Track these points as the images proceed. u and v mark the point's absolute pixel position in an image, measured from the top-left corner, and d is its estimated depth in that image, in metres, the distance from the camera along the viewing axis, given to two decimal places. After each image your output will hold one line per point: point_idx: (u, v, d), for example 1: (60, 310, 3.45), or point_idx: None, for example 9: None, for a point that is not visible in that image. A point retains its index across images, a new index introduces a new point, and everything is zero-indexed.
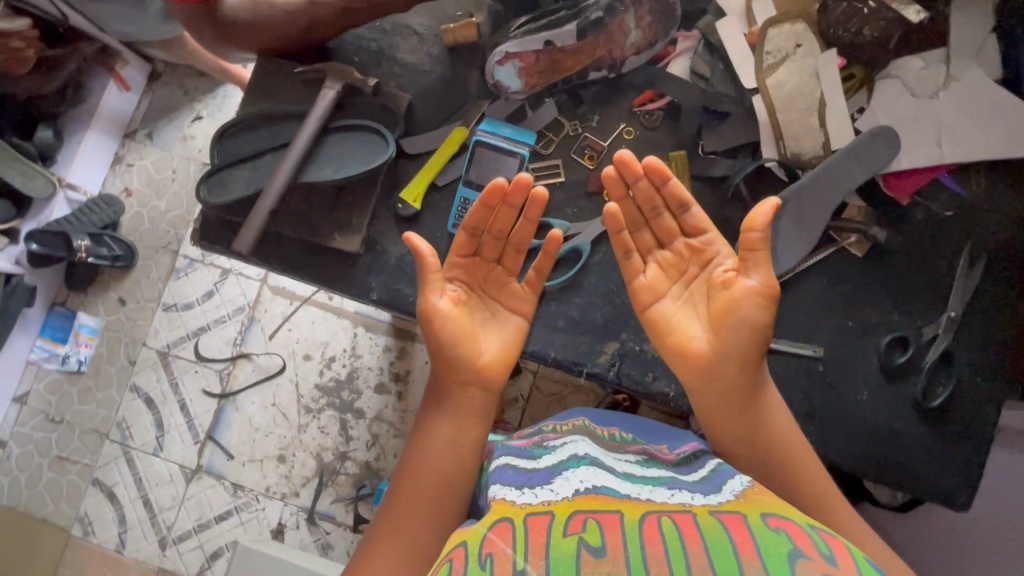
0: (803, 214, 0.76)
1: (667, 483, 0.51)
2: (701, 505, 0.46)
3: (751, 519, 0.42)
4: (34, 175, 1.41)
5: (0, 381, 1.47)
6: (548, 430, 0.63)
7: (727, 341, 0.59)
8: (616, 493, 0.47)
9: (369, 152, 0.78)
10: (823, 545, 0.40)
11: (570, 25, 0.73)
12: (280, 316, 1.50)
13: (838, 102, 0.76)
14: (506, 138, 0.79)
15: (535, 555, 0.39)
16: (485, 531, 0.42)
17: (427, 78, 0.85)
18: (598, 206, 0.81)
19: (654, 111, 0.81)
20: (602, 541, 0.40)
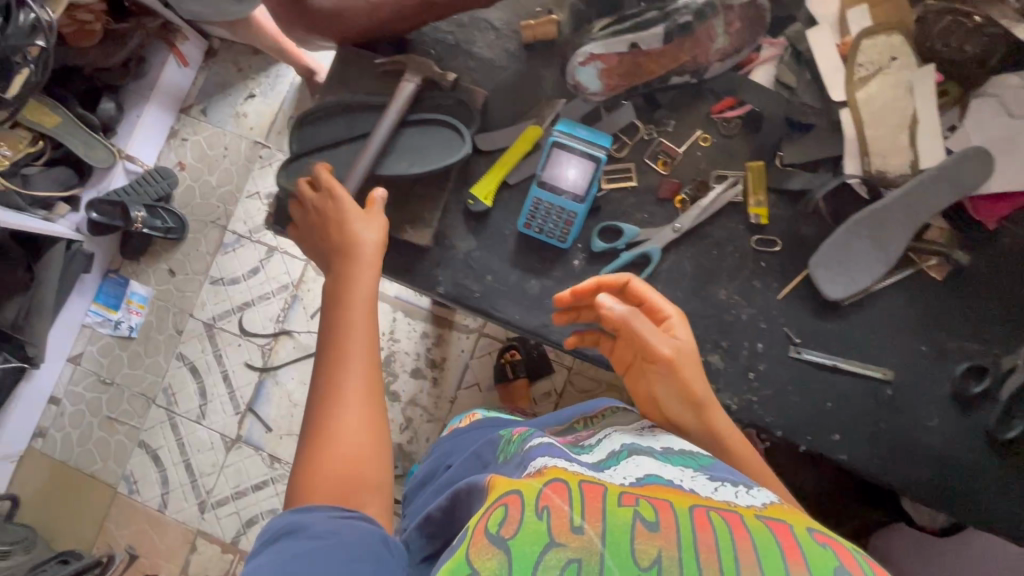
0: (883, 234, 0.74)
1: (708, 467, 0.49)
2: (747, 506, 0.41)
3: (799, 527, 0.38)
4: (97, 146, 1.42)
5: (56, 341, 1.52)
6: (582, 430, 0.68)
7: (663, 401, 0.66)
8: (663, 479, 0.45)
9: (445, 148, 0.78)
10: (866, 566, 0.35)
11: (659, 28, 0.72)
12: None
13: (931, 120, 0.73)
14: (584, 140, 0.78)
15: (592, 516, 0.38)
16: (543, 486, 0.40)
17: (502, 73, 0.85)
18: (670, 213, 0.81)
19: (732, 118, 0.80)
20: (657, 516, 0.38)
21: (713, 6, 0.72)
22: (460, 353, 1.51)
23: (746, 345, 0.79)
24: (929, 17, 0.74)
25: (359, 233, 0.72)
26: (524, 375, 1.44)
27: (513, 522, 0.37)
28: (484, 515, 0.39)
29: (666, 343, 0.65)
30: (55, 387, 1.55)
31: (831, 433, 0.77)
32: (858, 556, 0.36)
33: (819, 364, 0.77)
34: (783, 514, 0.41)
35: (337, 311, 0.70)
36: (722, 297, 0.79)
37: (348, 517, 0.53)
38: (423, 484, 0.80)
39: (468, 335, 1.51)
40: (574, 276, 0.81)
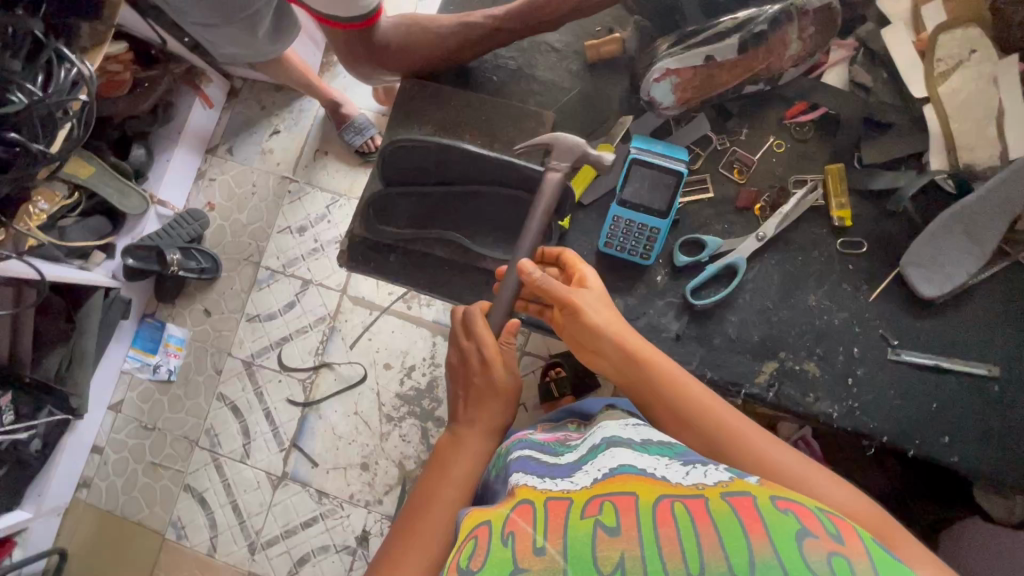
0: (976, 228, 0.73)
1: (680, 454, 0.50)
2: (714, 484, 0.43)
3: (761, 498, 0.40)
4: (130, 193, 1.40)
5: (98, 389, 1.49)
6: (572, 431, 0.72)
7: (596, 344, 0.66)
8: (635, 469, 0.47)
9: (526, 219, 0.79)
10: (828, 524, 0.37)
11: (732, 38, 0.72)
12: (360, 326, 1.52)
13: (1017, 110, 0.73)
14: (659, 155, 0.76)
15: (555, 534, 0.40)
16: (510, 514, 0.45)
17: (567, 94, 0.85)
18: (750, 222, 0.80)
19: (806, 123, 0.80)
20: (617, 521, 0.40)
21: (788, 14, 0.73)
22: None
23: (842, 350, 0.77)
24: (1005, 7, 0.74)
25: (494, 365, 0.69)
26: (569, 391, 1.41)
27: (481, 555, 0.41)
28: (459, 551, 0.43)
29: (574, 291, 0.68)
30: (97, 435, 1.51)
31: (940, 437, 0.74)
32: (820, 515, 0.38)
33: (919, 364, 0.75)
34: (753, 483, 0.42)
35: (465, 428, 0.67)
36: (812, 303, 0.78)
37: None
38: None
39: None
40: (657, 293, 0.79)
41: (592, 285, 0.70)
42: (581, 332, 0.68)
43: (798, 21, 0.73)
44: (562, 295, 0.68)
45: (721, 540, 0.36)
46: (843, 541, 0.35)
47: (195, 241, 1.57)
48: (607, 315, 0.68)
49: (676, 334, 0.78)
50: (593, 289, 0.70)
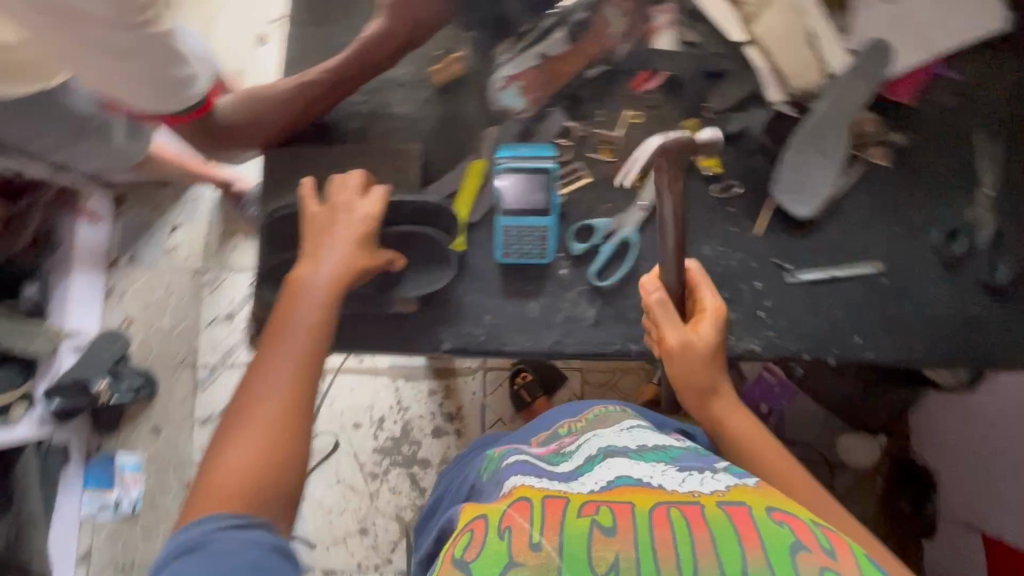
0: (825, 141, 0.79)
1: (676, 460, 0.59)
2: (710, 494, 0.50)
3: (756, 510, 0.46)
4: (34, 335, 1.29)
5: (59, 547, 1.38)
6: (565, 433, 0.77)
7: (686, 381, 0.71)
8: (632, 479, 0.53)
9: (432, 260, 0.79)
10: (820, 539, 0.44)
11: (559, 33, 0.76)
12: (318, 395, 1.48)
13: (826, 30, 0.78)
14: (527, 157, 0.79)
15: (551, 530, 0.46)
16: (507, 510, 0.50)
17: (427, 122, 0.85)
18: (631, 194, 0.83)
19: (652, 90, 0.83)
20: (613, 522, 0.46)
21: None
22: (473, 397, 1.48)
23: (747, 287, 0.80)
24: None
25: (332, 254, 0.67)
26: (541, 393, 1.42)
27: (476, 542, 0.46)
28: (455, 544, 0.48)
29: (684, 338, 0.70)
30: None
31: (854, 339, 0.79)
32: (813, 529, 0.45)
33: (816, 280, 0.80)
34: (746, 495, 0.49)
35: (294, 318, 0.63)
36: (708, 252, 0.82)
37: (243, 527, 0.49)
38: (429, 516, 0.91)
39: (474, 376, 1.47)
40: (567, 286, 0.81)
41: (700, 330, 0.71)
42: (676, 373, 0.72)
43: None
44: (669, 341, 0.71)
45: (712, 547, 0.43)
46: (832, 555, 0.42)
47: (121, 359, 1.44)
48: (704, 363, 0.71)
49: (595, 317, 0.81)
50: (702, 333, 0.71)
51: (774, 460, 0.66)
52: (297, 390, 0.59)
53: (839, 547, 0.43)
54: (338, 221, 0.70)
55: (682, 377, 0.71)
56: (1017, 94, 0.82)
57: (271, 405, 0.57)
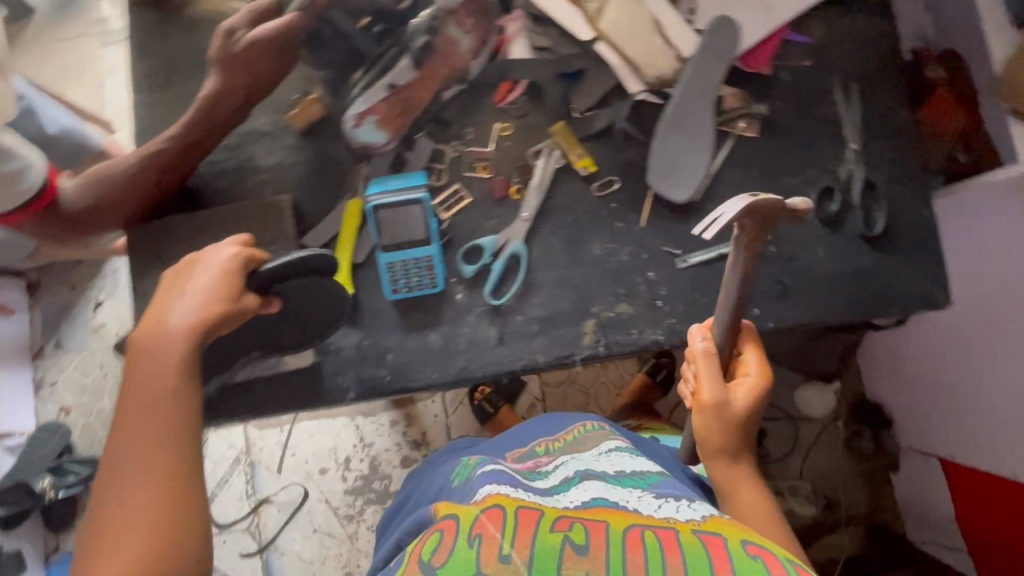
0: (689, 124, 0.80)
1: (652, 487, 0.59)
2: (686, 521, 0.49)
3: (731, 541, 0.46)
4: None
5: None
6: (541, 452, 0.76)
7: (714, 427, 0.69)
8: (608, 501, 0.53)
9: (329, 306, 0.75)
10: (794, 573, 0.43)
11: (403, 61, 0.74)
12: (278, 447, 1.43)
13: (669, 15, 0.79)
14: (398, 189, 0.76)
15: (522, 543, 0.44)
16: (481, 514, 0.47)
17: (295, 169, 0.82)
18: (514, 207, 0.82)
19: (517, 99, 0.83)
20: (586, 541, 0.45)
21: (438, 18, 0.74)
22: (436, 419, 1.45)
23: (641, 280, 0.81)
24: None
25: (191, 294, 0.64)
26: (504, 402, 1.37)
27: (445, 550, 0.44)
28: (424, 551, 0.46)
29: (720, 398, 0.69)
30: None
31: (753, 311, 0.80)
32: (788, 565, 0.44)
33: (706, 261, 0.81)
34: (722, 526, 0.49)
35: (152, 371, 0.60)
36: (599, 251, 0.82)
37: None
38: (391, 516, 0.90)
39: (434, 398, 1.44)
40: (464, 310, 0.80)
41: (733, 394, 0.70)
42: (704, 430, 0.69)
43: (455, 17, 0.75)
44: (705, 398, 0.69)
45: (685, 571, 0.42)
46: None
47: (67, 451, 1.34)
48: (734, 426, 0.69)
49: (498, 336, 0.80)
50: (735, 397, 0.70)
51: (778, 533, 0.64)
52: (161, 448, 0.57)
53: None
54: (198, 265, 0.66)
55: (709, 435, 0.69)
56: (866, 46, 0.84)
57: (141, 487, 0.55)
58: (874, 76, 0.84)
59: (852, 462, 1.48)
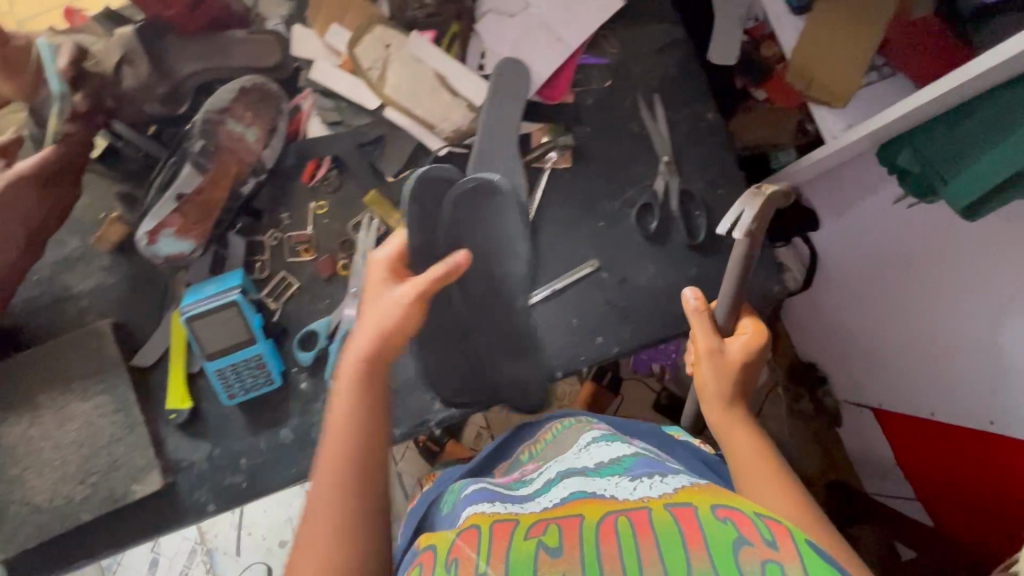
0: (499, 170, 0.79)
1: (628, 469, 0.48)
2: (658, 497, 0.40)
3: (700, 508, 0.36)
4: None
5: None
6: (525, 461, 0.68)
7: (710, 374, 0.64)
8: (586, 493, 0.44)
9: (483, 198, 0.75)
10: (766, 528, 0.33)
11: (185, 169, 0.72)
12: (232, 527, 1.23)
13: (453, 66, 0.78)
14: (213, 295, 0.75)
15: (497, 556, 0.36)
16: (455, 540, 0.40)
17: (114, 288, 0.80)
18: (344, 283, 0.81)
19: (327, 174, 0.81)
20: (559, 541, 0.36)
21: (212, 116, 0.72)
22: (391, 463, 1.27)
23: (481, 331, 0.81)
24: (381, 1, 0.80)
25: (379, 313, 0.56)
26: (448, 437, 1.24)
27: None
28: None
29: (716, 344, 0.65)
30: None
31: (596, 341, 0.80)
32: (758, 518, 0.34)
33: (541, 300, 0.81)
34: (695, 495, 0.38)
35: (373, 386, 0.53)
36: None
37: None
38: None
39: None
40: (310, 399, 0.80)
41: (730, 344, 0.66)
42: (703, 376, 0.65)
43: (230, 114, 0.73)
44: (700, 344, 0.66)
45: (660, 558, 0.33)
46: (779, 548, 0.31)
47: None
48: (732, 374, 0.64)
49: None
50: (732, 347, 0.65)
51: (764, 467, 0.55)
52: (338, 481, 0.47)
53: (793, 538, 0.32)
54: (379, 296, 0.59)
55: (707, 379, 0.64)
56: (663, 54, 0.85)
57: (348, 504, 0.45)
58: (675, 82, 0.84)
59: (799, 426, 1.56)
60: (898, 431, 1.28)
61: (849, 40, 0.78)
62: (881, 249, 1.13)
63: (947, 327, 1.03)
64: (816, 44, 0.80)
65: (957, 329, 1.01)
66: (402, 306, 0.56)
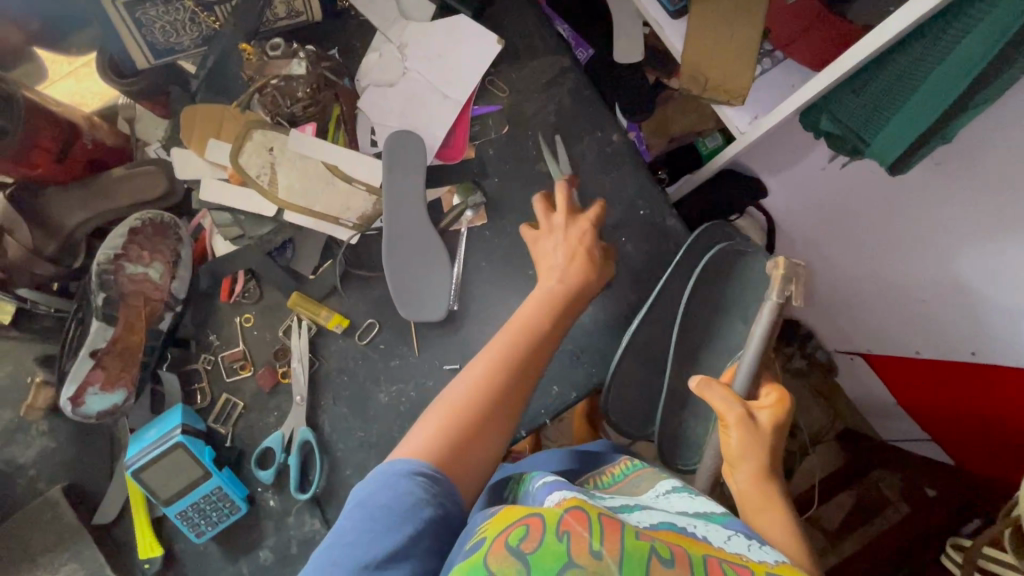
0: (413, 243, 0.76)
1: (725, 523, 0.44)
2: (759, 562, 0.37)
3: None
4: None
5: None
6: (592, 489, 0.57)
7: (742, 443, 0.55)
8: (675, 526, 0.40)
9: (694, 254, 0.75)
10: None
11: (94, 325, 0.75)
12: None
13: (341, 154, 0.77)
14: (157, 439, 0.73)
15: (612, 538, 0.33)
16: (564, 512, 0.34)
17: (60, 449, 0.80)
18: (287, 392, 0.79)
19: (246, 287, 0.79)
20: (672, 555, 0.33)
21: (110, 266, 0.76)
22: None
23: None
24: (249, 105, 0.77)
25: (569, 237, 0.67)
26: None
27: (533, 539, 0.32)
28: (504, 530, 0.34)
29: (745, 410, 0.56)
30: None
31: (553, 392, 0.78)
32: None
33: None
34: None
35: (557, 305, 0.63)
36: (386, 397, 0.78)
37: (432, 481, 0.48)
38: None
39: None
40: (282, 515, 0.77)
41: (759, 415, 0.57)
42: (729, 450, 0.56)
43: (127, 257, 0.77)
44: (723, 412, 0.56)
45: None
46: None
47: None
48: (763, 450, 0.55)
49: (326, 523, 0.77)
50: (761, 415, 0.57)
51: (810, 564, 0.48)
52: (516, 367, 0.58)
53: None
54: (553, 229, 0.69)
55: (736, 455, 0.55)
56: (553, 86, 0.82)
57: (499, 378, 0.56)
58: (573, 109, 0.82)
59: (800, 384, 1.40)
60: (896, 385, 1.19)
61: (734, 36, 0.76)
62: (843, 196, 1.02)
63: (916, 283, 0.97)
64: (703, 43, 0.77)
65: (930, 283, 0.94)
66: (565, 256, 0.66)
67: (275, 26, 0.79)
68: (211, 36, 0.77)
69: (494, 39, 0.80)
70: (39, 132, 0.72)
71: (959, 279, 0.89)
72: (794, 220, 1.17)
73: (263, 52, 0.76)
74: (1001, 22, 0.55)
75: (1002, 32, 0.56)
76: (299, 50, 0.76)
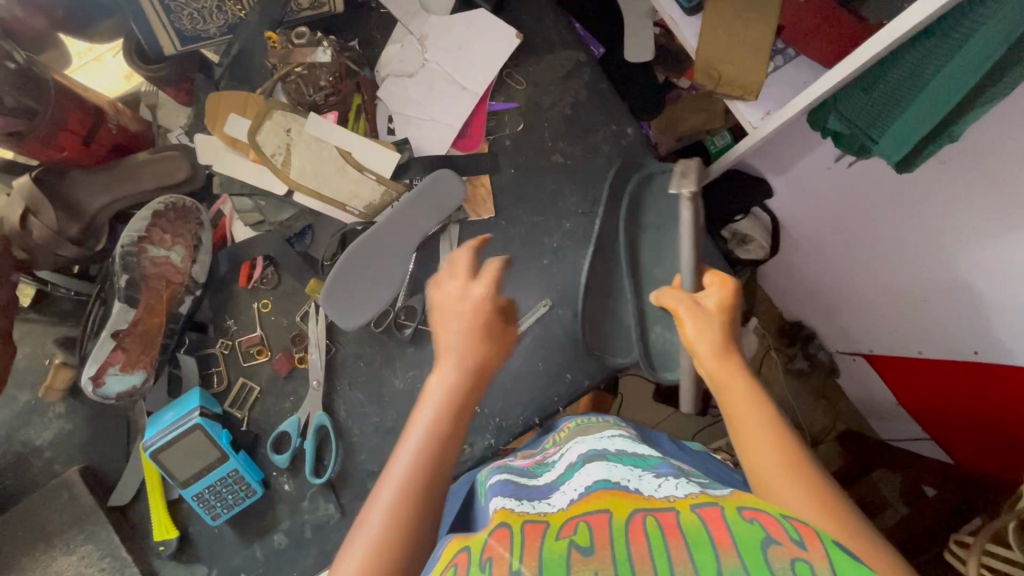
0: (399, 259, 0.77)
1: (653, 466, 0.45)
2: (683, 497, 0.37)
3: (727, 509, 0.33)
4: None
5: None
6: (549, 447, 0.60)
7: (697, 334, 0.52)
8: (611, 483, 0.40)
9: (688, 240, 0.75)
10: (793, 531, 0.31)
11: (117, 306, 0.76)
12: None
13: (355, 142, 0.78)
14: (173, 423, 0.74)
15: (530, 553, 0.30)
16: (487, 536, 0.33)
17: (80, 431, 0.81)
18: (304, 377, 0.80)
19: (264, 273, 0.80)
20: (591, 541, 0.32)
21: (133, 249, 0.77)
22: None
23: None
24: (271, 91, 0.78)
25: (467, 305, 0.50)
26: None
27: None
28: None
29: (689, 300, 0.54)
30: None
31: (566, 380, 0.79)
32: (786, 520, 0.31)
33: None
34: (722, 497, 0.36)
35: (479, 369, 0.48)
36: (401, 383, 0.79)
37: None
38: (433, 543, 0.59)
39: None
40: (296, 499, 0.78)
41: (706, 300, 0.54)
42: (687, 340, 0.53)
43: (150, 240, 0.78)
44: (675, 308, 0.55)
45: (693, 552, 0.29)
46: (807, 546, 0.29)
47: None
48: (721, 330, 0.52)
49: (340, 508, 0.77)
50: (709, 300, 0.54)
51: (777, 455, 0.45)
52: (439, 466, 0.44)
53: (824, 543, 0.30)
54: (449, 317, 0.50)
55: (692, 343, 0.53)
56: (570, 79, 0.83)
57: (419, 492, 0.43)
58: (589, 102, 0.83)
59: (801, 385, 1.44)
60: (895, 380, 1.20)
61: (746, 32, 0.78)
62: (852, 193, 1.02)
63: (893, 243, 0.99)
64: (719, 40, 0.79)
65: (903, 233, 0.96)
66: (467, 324, 0.50)
67: (299, 17, 0.81)
68: (236, 24, 0.79)
69: (513, 33, 0.82)
70: (68, 116, 0.74)
71: (959, 275, 0.91)
72: (797, 219, 1.19)
73: (288, 40, 0.76)
74: (1018, 13, 0.56)
75: (1017, 23, 0.56)
76: (324, 40, 0.76)
